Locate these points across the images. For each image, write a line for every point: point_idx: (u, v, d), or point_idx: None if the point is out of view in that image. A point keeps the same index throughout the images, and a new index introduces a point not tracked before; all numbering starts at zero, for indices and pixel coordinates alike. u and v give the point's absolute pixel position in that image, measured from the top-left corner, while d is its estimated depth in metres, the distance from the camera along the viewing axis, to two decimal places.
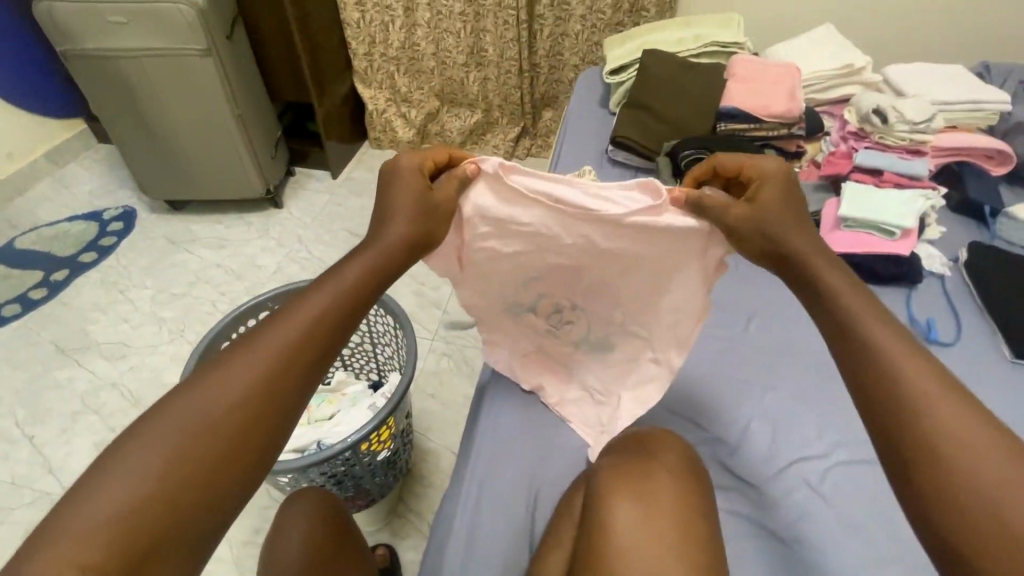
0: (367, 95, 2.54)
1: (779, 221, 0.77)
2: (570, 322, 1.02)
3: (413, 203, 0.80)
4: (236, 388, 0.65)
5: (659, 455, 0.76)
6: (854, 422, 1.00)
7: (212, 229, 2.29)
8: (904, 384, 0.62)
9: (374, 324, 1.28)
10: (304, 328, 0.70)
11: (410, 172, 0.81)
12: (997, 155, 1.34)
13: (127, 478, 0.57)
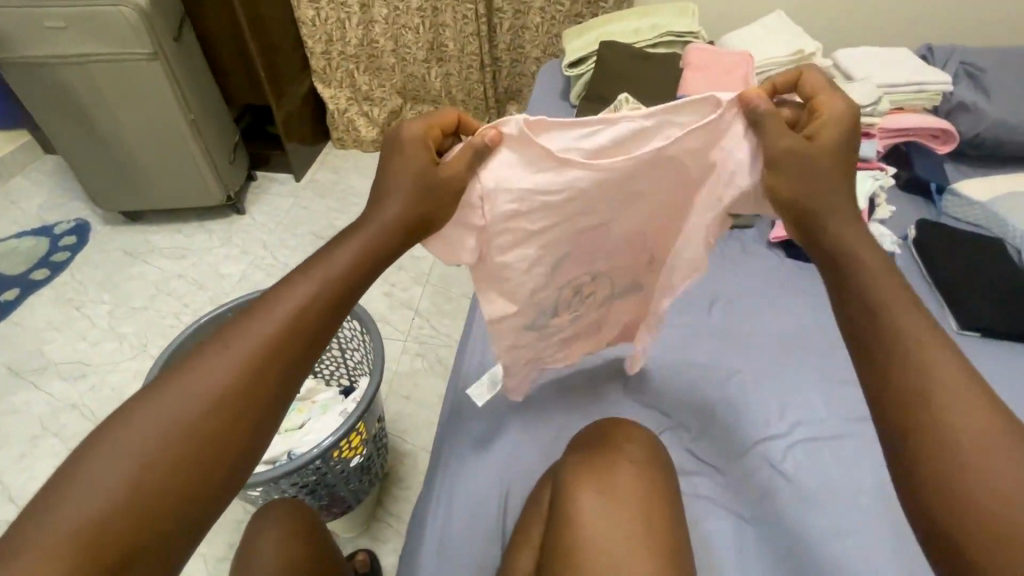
0: (328, 94, 2.49)
1: (826, 169, 0.72)
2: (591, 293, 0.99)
3: (414, 184, 0.75)
4: (216, 385, 0.63)
5: (624, 446, 0.76)
6: (812, 400, 1.04)
7: (172, 239, 2.22)
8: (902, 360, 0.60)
9: (340, 329, 1.26)
10: (287, 322, 0.68)
11: (415, 150, 0.76)
12: (942, 135, 1.41)
13: (106, 475, 0.56)
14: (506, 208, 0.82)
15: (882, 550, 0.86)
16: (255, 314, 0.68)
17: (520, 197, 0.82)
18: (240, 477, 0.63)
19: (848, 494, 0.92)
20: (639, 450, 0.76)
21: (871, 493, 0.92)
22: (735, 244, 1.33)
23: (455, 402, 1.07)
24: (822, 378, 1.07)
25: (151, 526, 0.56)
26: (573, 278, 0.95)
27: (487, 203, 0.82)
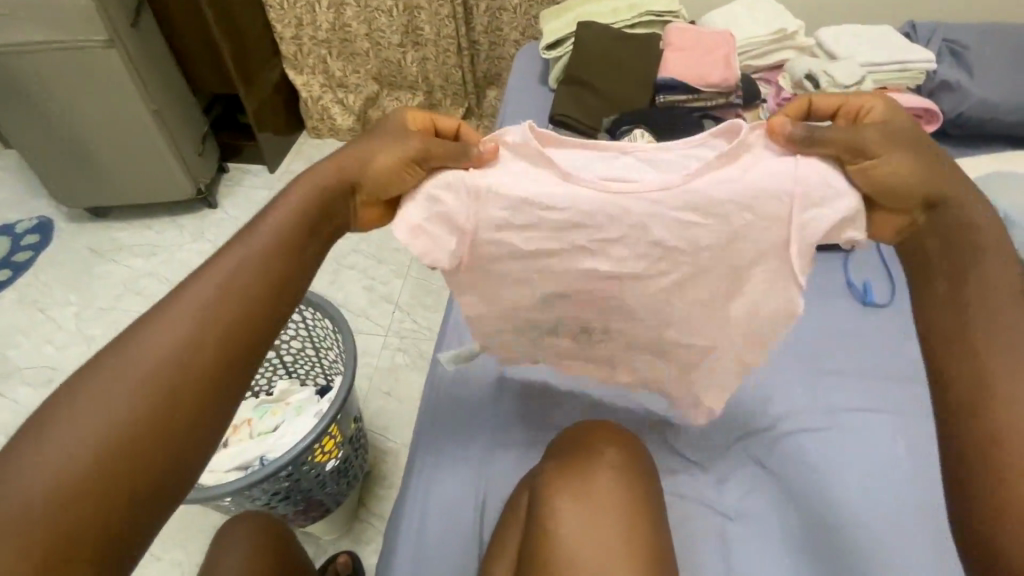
0: (300, 82, 2.40)
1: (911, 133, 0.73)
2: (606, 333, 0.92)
3: (373, 149, 0.78)
4: (160, 349, 0.62)
5: (601, 450, 0.74)
6: (793, 390, 1.02)
7: (140, 236, 2.14)
8: (992, 359, 0.63)
9: (313, 328, 1.21)
10: (233, 285, 0.67)
11: (395, 126, 0.81)
12: (925, 115, 1.37)
13: (75, 421, 0.57)
14: (492, 212, 0.79)
15: (867, 545, 0.86)
16: (199, 280, 0.67)
17: (513, 205, 0.79)
18: (196, 440, 0.61)
19: (833, 487, 0.91)
20: (618, 454, 0.73)
21: (857, 486, 0.91)
22: None
23: (432, 404, 1.02)
24: (807, 368, 1.05)
25: (103, 493, 0.55)
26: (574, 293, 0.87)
27: (476, 202, 0.79)
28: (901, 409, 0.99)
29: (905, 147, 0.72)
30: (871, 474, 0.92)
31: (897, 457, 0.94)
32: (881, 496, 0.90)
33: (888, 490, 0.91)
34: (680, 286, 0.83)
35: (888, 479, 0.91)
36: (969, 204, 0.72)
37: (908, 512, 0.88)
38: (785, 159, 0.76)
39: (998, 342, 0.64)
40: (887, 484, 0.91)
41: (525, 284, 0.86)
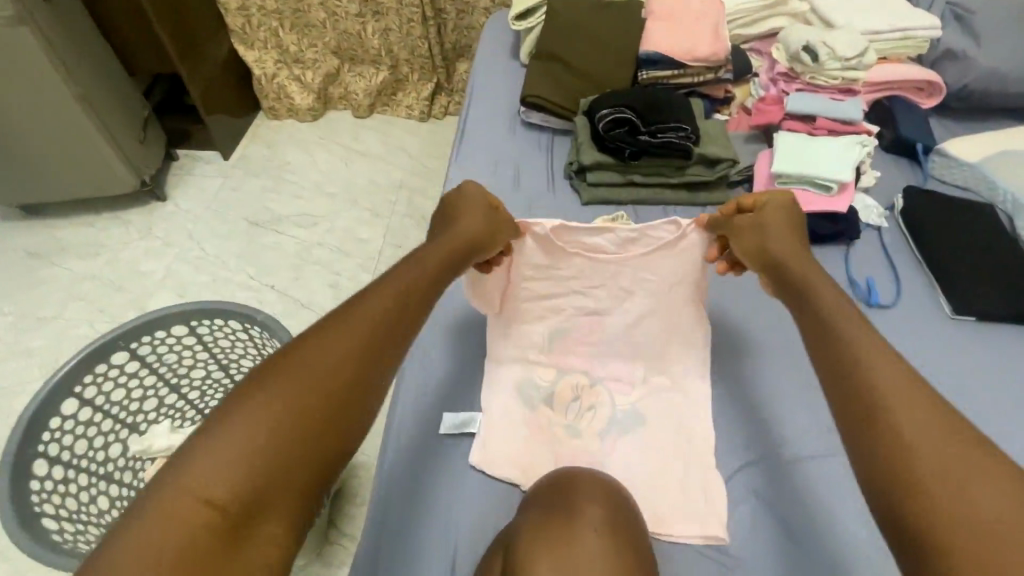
0: (251, 58, 2.19)
1: (775, 234, 0.85)
2: (593, 407, 0.98)
3: (472, 218, 0.89)
4: (336, 355, 0.64)
5: (581, 509, 0.66)
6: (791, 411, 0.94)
7: (81, 234, 1.95)
8: (865, 366, 0.64)
9: (263, 345, 1.04)
10: (391, 306, 0.71)
11: (480, 201, 0.92)
12: (927, 87, 1.27)
13: (278, 400, 0.58)
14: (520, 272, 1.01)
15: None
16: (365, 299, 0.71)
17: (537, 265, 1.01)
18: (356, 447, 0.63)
19: (837, 524, 0.82)
20: (602, 514, 0.65)
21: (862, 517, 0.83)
22: (699, 208, 1.15)
23: (392, 447, 0.91)
24: (803, 387, 0.97)
25: (281, 480, 0.55)
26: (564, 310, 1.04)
27: (510, 269, 1.00)
28: None
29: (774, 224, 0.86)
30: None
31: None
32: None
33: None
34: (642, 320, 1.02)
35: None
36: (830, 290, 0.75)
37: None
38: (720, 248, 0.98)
39: (853, 352, 0.66)
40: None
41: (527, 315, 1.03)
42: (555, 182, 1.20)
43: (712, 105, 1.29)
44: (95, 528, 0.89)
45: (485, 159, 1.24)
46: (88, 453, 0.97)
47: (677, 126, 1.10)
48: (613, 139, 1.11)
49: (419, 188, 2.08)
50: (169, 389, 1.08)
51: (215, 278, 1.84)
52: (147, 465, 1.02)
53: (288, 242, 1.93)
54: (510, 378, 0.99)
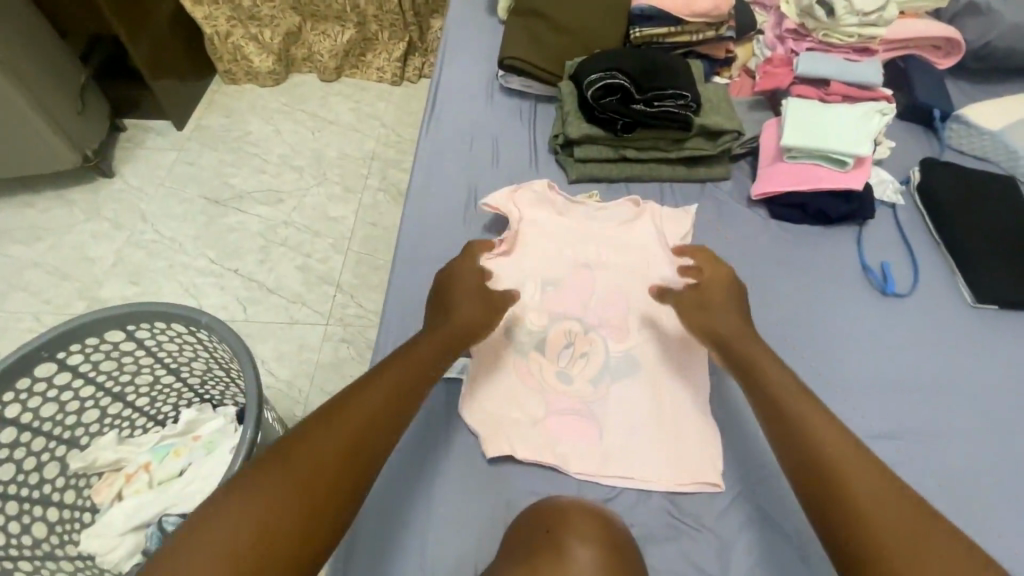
0: (200, 14, 1.94)
1: (721, 298, 0.82)
2: (586, 354, 0.86)
3: (471, 303, 0.82)
4: (329, 440, 0.64)
5: (569, 548, 0.58)
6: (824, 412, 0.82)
7: (20, 216, 1.77)
8: (815, 439, 0.66)
9: (216, 348, 0.94)
10: (393, 385, 0.71)
11: (471, 283, 0.84)
12: (945, 45, 1.15)
13: (255, 499, 0.57)
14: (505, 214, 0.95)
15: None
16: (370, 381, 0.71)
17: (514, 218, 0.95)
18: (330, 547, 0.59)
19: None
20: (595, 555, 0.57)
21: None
22: (697, 184, 1.04)
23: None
24: (822, 390, 0.83)
25: None
26: (550, 253, 0.94)
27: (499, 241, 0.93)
28: (934, 429, 0.80)
29: (721, 306, 0.81)
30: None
31: (931, 495, 0.76)
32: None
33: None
34: (630, 261, 0.94)
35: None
36: (771, 362, 0.75)
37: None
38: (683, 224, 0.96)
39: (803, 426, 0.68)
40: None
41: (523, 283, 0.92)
42: (538, 158, 1.08)
43: (712, 67, 1.16)
44: (30, 562, 0.81)
45: (459, 132, 1.11)
46: (17, 477, 0.86)
47: (676, 93, 0.98)
48: (604, 109, 0.98)
49: (392, 158, 1.92)
50: (112, 398, 0.98)
51: (171, 263, 1.69)
52: (92, 482, 0.95)
53: (251, 221, 1.77)
54: (498, 326, 0.88)
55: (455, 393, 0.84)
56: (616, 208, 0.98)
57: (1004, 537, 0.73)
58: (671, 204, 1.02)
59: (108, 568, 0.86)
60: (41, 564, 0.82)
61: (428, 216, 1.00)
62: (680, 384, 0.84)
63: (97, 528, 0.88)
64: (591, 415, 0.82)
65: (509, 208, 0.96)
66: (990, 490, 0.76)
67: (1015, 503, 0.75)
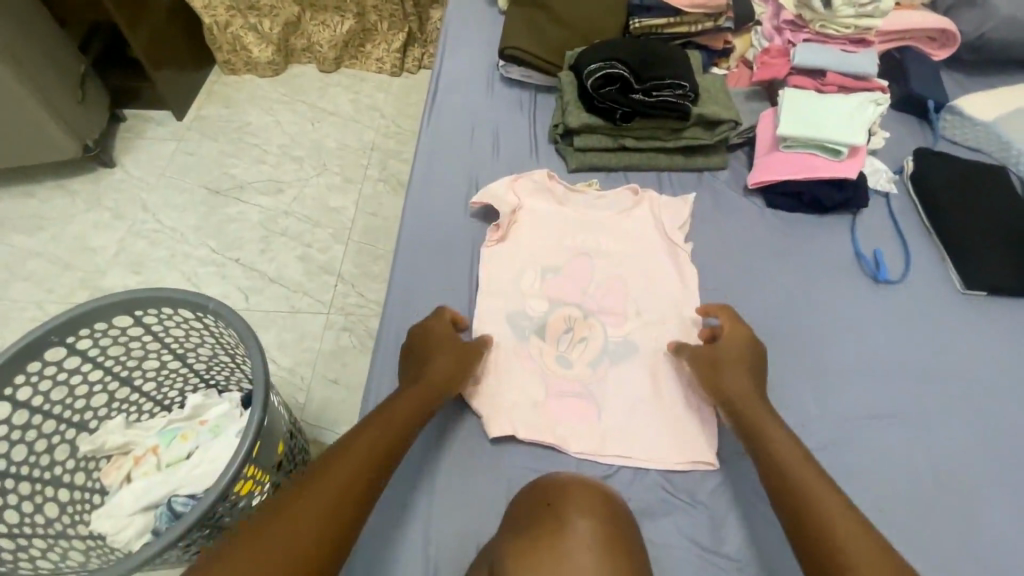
0: (199, 4, 1.94)
1: (731, 357, 0.80)
2: (585, 338, 0.88)
3: (453, 353, 0.81)
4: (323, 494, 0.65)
5: (569, 521, 0.60)
6: (818, 397, 0.84)
7: (21, 206, 1.78)
8: (818, 503, 0.65)
9: (222, 333, 0.96)
10: (386, 438, 0.72)
11: (444, 337, 0.83)
12: (940, 37, 1.17)
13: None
14: (505, 201, 0.97)
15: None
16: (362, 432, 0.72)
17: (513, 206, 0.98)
18: None
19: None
20: (593, 527, 0.59)
21: (872, 517, 0.75)
22: (695, 174, 1.06)
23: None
24: (814, 373, 0.86)
25: None
26: (550, 241, 0.96)
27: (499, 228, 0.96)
28: (922, 411, 0.83)
29: (734, 367, 0.79)
30: (901, 510, 0.76)
31: (917, 474, 0.78)
32: (905, 531, 0.74)
33: (918, 528, 0.74)
34: (630, 249, 0.96)
35: (917, 504, 0.76)
36: (776, 428, 0.73)
37: (938, 545, 0.73)
38: (682, 211, 0.98)
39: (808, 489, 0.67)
40: (913, 510, 0.76)
41: (524, 270, 0.93)
42: (539, 147, 1.09)
43: (711, 57, 1.17)
44: (43, 540, 0.83)
45: (460, 121, 1.12)
46: (28, 459, 0.88)
47: (674, 83, 0.99)
48: (603, 98, 0.99)
49: (392, 149, 1.93)
50: (119, 382, 1.00)
51: (173, 252, 1.70)
52: (101, 465, 0.97)
53: (252, 212, 1.78)
54: (500, 310, 0.90)
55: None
56: (614, 196, 1.00)
57: (986, 513, 0.76)
58: (669, 192, 1.03)
59: (119, 547, 0.88)
60: (54, 543, 0.84)
61: (429, 205, 1.02)
62: (675, 367, 0.86)
63: (107, 508, 0.90)
64: (591, 398, 0.84)
65: (509, 195, 0.98)
66: (974, 468, 0.79)
67: (998, 481, 0.78)
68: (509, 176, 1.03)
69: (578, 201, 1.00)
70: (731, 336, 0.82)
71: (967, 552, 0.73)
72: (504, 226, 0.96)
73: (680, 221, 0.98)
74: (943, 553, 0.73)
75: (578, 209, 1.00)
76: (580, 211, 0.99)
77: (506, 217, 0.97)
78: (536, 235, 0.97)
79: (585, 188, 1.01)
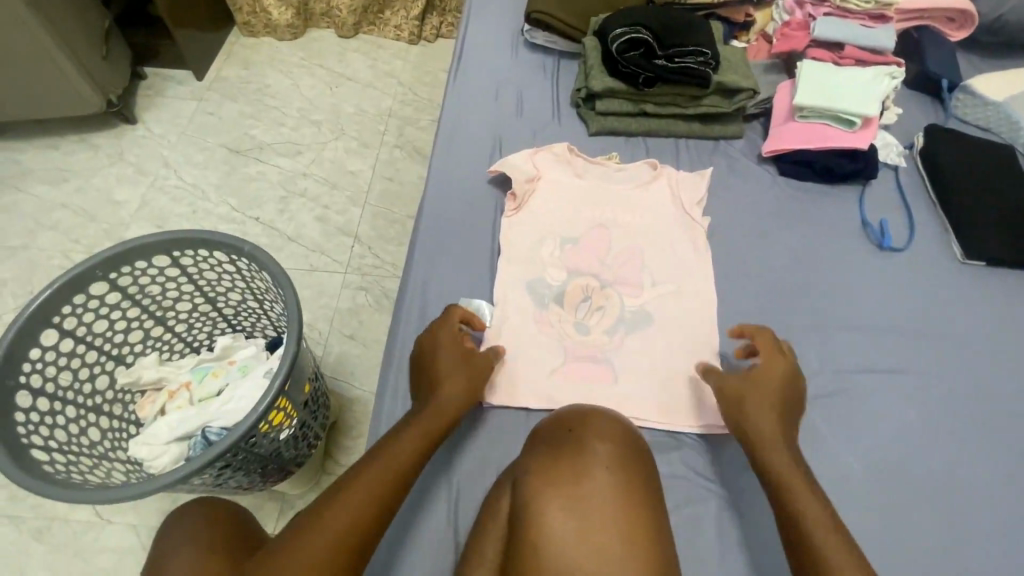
0: None
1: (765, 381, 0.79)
2: (602, 307, 0.92)
3: (465, 369, 0.80)
4: (333, 532, 0.64)
5: (593, 447, 0.65)
6: (821, 354, 0.88)
7: (47, 158, 1.81)
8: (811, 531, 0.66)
9: (252, 278, 1.00)
10: (395, 472, 0.70)
11: (453, 349, 0.82)
12: (958, 17, 1.18)
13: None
14: (522, 170, 1.01)
15: (891, 543, 0.75)
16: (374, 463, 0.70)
17: (531, 177, 1.00)
18: None
19: (846, 468, 0.80)
20: (611, 451, 0.65)
21: (868, 463, 0.80)
22: (711, 142, 1.09)
23: (383, 386, 0.86)
24: (817, 331, 0.90)
25: None
26: (568, 213, 1.00)
27: (516, 201, 0.99)
28: (919, 369, 0.88)
29: (767, 393, 0.78)
30: (893, 456, 0.81)
31: (911, 429, 0.83)
32: (896, 477, 0.80)
33: (909, 473, 0.80)
34: (649, 220, 0.99)
35: (909, 451, 0.81)
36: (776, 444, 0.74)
37: (926, 487, 0.79)
38: (700, 184, 1.01)
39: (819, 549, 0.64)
40: (905, 457, 0.81)
41: (544, 234, 0.97)
42: (560, 110, 1.13)
43: (731, 29, 1.20)
44: (89, 459, 0.90)
45: (484, 84, 1.15)
46: (73, 385, 0.94)
47: (696, 50, 1.02)
48: (627, 62, 1.02)
49: (410, 116, 1.95)
50: (154, 321, 1.06)
51: (195, 209, 1.74)
52: (136, 398, 1.03)
53: (272, 172, 1.82)
54: (521, 266, 0.94)
55: (478, 337, 0.89)
56: (634, 169, 1.03)
57: (972, 462, 0.81)
58: (685, 167, 1.06)
59: (155, 471, 0.93)
60: (98, 462, 0.91)
61: (455, 163, 1.05)
62: (684, 322, 0.90)
63: (144, 436, 0.95)
64: (607, 358, 0.88)
65: (528, 166, 1.01)
66: (965, 421, 0.84)
67: (985, 435, 0.83)
68: (530, 148, 1.06)
69: (598, 174, 1.03)
70: (771, 368, 0.79)
71: (953, 499, 0.79)
72: (521, 196, 0.99)
73: (699, 193, 1.00)
74: (930, 497, 0.78)
75: (596, 183, 1.02)
76: (600, 183, 1.03)
77: (524, 184, 1.00)
78: (554, 204, 1.00)
79: (604, 162, 1.04)
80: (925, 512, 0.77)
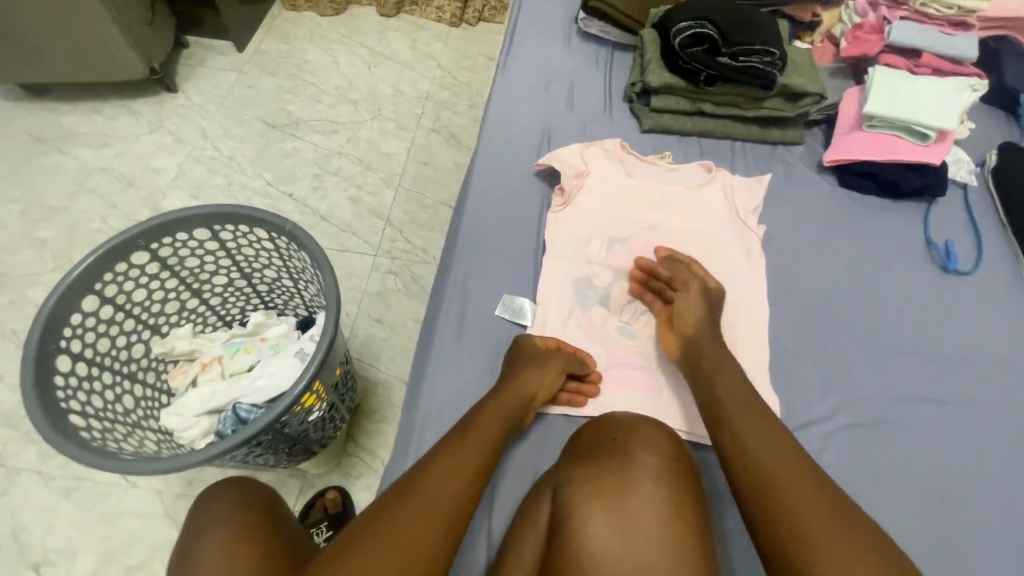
0: None
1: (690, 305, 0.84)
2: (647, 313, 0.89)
3: (544, 371, 0.77)
4: (412, 522, 0.60)
5: (639, 457, 0.64)
6: (876, 378, 0.84)
7: (89, 122, 1.83)
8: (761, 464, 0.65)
9: (289, 257, 0.99)
10: (467, 463, 0.67)
11: (531, 352, 0.80)
12: None
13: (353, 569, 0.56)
14: (570, 167, 0.97)
15: None
16: (432, 469, 0.65)
17: (580, 172, 0.97)
18: None
19: (895, 498, 0.76)
20: (661, 465, 0.63)
21: (922, 496, 0.76)
22: (769, 146, 1.05)
23: (420, 377, 0.85)
24: (872, 354, 0.86)
25: None
26: (616, 212, 0.96)
27: (563, 197, 0.96)
28: (980, 401, 0.83)
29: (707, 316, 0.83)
30: (946, 489, 0.77)
31: (970, 463, 0.79)
32: (953, 513, 0.75)
33: (962, 508, 0.76)
34: (706, 224, 0.95)
35: (964, 486, 0.77)
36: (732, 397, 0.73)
37: (983, 525, 0.75)
38: (757, 189, 0.97)
39: (800, 519, 0.60)
40: (959, 491, 0.77)
41: (589, 233, 0.94)
42: (612, 105, 1.09)
43: (796, 29, 1.15)
44: (123, 427, 0.90)
45: (535, 72, 1.11)
46: (110, 352, 0.95)
47: (763, 49, 0.97)
48: (689, 58, 0.98)
49: (447, 101, 1.92)
50: (190, 293, 1.06)
51: (230, 180, 1.74)
52: (169, 368, 1.04)
53: (307, 149, 1.81)
54: (567, 265, 0.91)
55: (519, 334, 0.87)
56: (687, 170, 0.99)
57: None
58: (740, 172, 1.02)
59: (185, 443, 0.93)
60: (132, 430, 0.91)
61: (503, 154, 1.02)
62: (733, 334, 0.86)
63: (176, 407, 0.96)
64: (651, 365, 0.85)
65: (577, 161, 0.98)
66: None
67: None
68: (579, 142, 1.03)
69: (650, 174, 1.00)
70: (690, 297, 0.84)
71: (1015, 542, 0.74)
72: (569, 192, 0.96)
73: (755, 198, 0.97)
74: (989, 537, 0.74)
75: (648, 183, 0.99)
76: (653, 182, 0.99)
77: (572, 180, 0.97)
78: (600, 202, 0.97)
79: (656, 160, 1.01)
80: (980, 552, 0.73)
